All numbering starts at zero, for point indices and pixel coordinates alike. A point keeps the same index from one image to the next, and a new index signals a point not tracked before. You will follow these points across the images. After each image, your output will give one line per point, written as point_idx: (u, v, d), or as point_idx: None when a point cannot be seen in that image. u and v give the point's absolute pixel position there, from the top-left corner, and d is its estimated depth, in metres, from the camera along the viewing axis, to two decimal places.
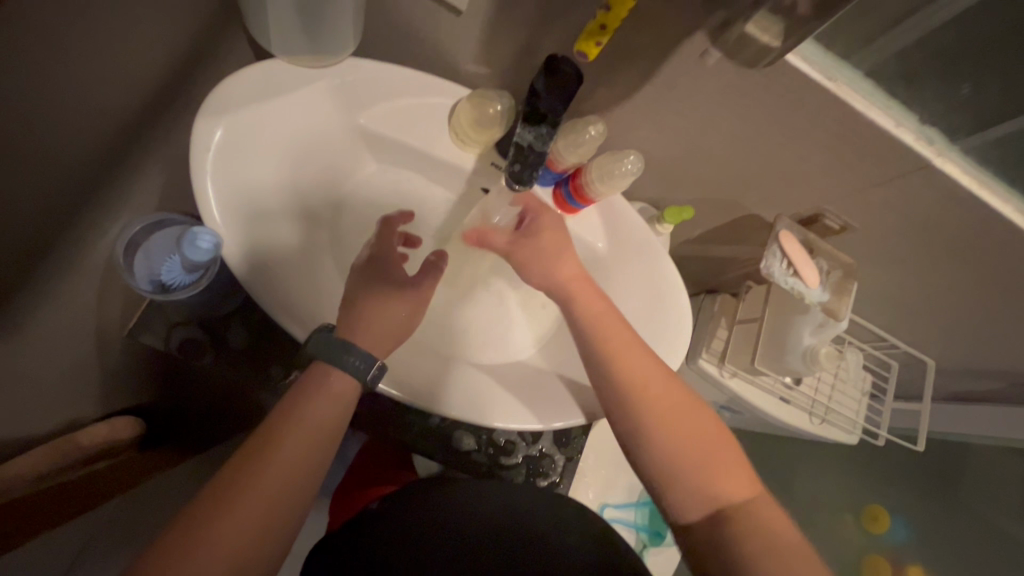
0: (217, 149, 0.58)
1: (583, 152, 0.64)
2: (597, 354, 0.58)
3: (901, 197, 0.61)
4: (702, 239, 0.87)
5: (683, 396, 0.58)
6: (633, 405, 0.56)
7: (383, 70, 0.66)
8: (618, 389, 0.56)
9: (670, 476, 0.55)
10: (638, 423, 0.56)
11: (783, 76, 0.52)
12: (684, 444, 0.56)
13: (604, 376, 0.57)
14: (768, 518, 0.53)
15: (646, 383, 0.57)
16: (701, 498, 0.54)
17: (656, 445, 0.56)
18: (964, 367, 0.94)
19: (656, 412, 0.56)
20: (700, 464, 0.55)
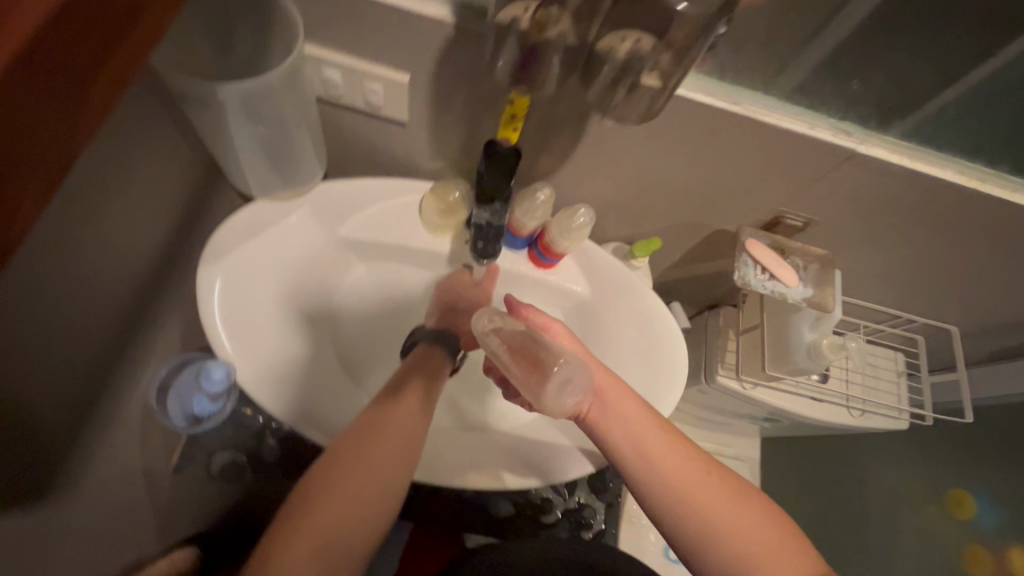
0: (220, 289, 0.66)
1: (539, 216, 0.70)
2: (636, 464, 0.55)
3: (846, 185, 0.64)
4: (684, 261, 0.90)
5: (728, 485, 0.54)
6: (681, 516, 0.53)
7: (353, 186, 0.75)
8: (664, 497, 0.53)
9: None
10: (687, 529, 0.53)
11: (691, 111, 0.57)
12: (743, 539, 0.51)
13: (645, 484, 0.54)
14: None
15: (689, 482, 0.54)
16: None
17: (711, 546, 0.52)
18: (989, 325, 0.91)
19: (704, 515, 0.52)
20: (771, 566, 0.50)
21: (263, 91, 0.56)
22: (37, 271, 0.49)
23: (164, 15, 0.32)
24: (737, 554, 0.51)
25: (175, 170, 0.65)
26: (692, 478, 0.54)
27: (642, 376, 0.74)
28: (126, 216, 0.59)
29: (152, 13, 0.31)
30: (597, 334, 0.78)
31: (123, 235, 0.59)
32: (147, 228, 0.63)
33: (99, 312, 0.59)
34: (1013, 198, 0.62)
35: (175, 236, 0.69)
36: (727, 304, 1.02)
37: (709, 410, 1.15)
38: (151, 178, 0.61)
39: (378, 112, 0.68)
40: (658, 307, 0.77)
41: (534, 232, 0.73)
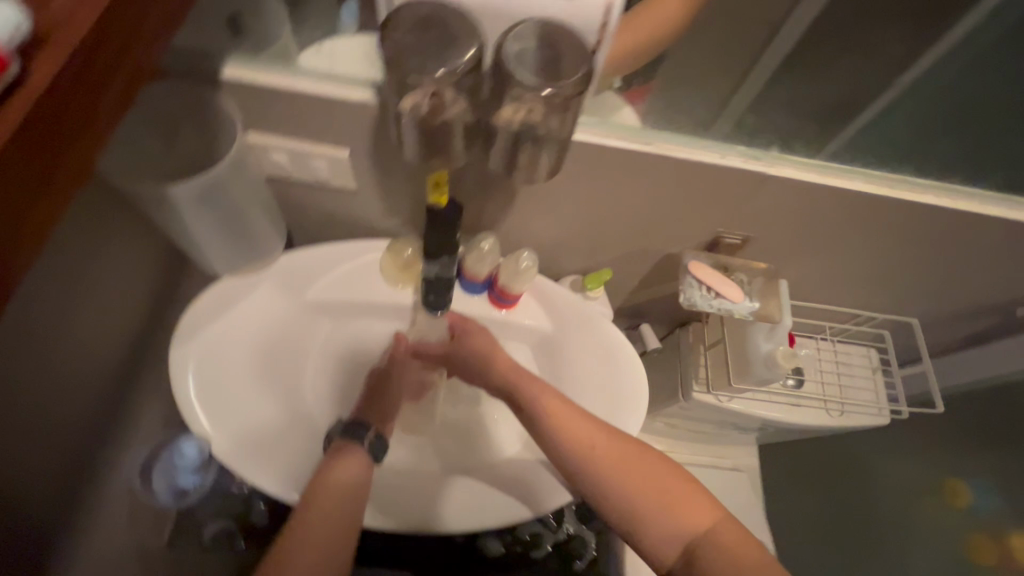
0: (192, 365, 0.69)
1: (488, 265, 0.74)
2: (549, 438, 0.63)
3: (769, 204, 0.68)
4: (643, 285, 0.93)
5: (622, 445, 0.61)
6: (589, 477, 0.61)
7: (312, 254, 0.78)
8: (573, 463, 0.61)
9: (638, 528, 0.59)
10: (588, 482, 0.61)
11: (609, 155, 0.62)
12: (635, 490, 0.60)
13: (549, 444, 0.63)
14: (728, 540, 0.57)
15: (588, 447, 0.61)
16: (668, 538, 0.58)
17: (609, 497, 0.60)
18: (950, 315, 0.93)
19: (602, 474, 0.60)
20: (657, 514, 0.58)
21: (213, 183, 0.61)
22: (10, 378, 0.52)
23: (90, 151, 0.36)
24: (631, 506, 0.59)
25: (141, 259, 0.69)
26: (589, 444, 0.61)
27: (608, 405, 0.76)
28: (96, 311, 0.63)
29: (76, 154, 0.35)
30: (562, 368, 0.81)
31: (94, 329, 0.63)
32: (118, 317, 0.67)
33: (77, 404, 0.62)
34: (926, 199, 0.65)
35: (146, 320, 0.72)
36: (695, 319, 1.04)
37: (696, 425, 1.16)
38: (119, 271, 0.65)
39: (327, 184, 0.72)
40: (616, 337, 0.79)
41: (489, 276, 0.77)
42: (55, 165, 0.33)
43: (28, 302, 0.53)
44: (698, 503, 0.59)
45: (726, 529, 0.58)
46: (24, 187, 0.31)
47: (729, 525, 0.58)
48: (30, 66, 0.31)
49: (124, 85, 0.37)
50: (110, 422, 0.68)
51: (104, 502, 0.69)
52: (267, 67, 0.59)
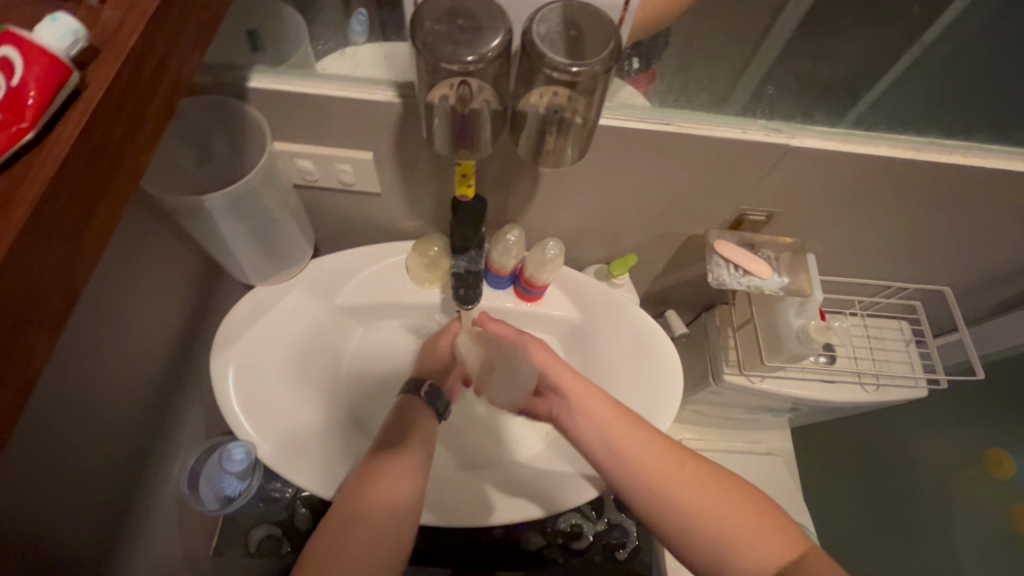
0: (233, 372, 0.71)
1: (515, 256, 0.75)
2: (617, 461, 0.60)
3: (793, 176, 0.67)
4: (667, 270, 0.93)
5: (701, 471, 0.59)
6: (664, 504, 0.57)
7: (339, 260, 0.80)
8: (645, 488, 0.58)
9: (720, 560, 0.54)
10: (665, 511, 0.57)
11: (630, 137, 0.62)
12: (718, 516, 0.55)
13: (620, 469, 0.60)
14: (829, 566, 0.51)
15: (662, 469, 0.58)
16: (760, 570, 0.52)
17: (687, 524, 0.55)
18: (983, 281, 0.91)
19: (680, 500, 0.56)
20: (745, 540, 0.53)
21: (245, 192, 0.62)
22: (70, 387, 0.55)
23: (142, 159, 0.37)
24: (714, 534, 0.54)
25: (178, 272, 0.71)
26: (666, 466, 0.58)
27: (642, 391, 0.76)
28: (140, 323, 0.65)
29: (129, 162, 0.36)
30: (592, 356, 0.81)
31: (139, 341, 0.65)
32: (159, 329, 0.69)
33: (128, 416, 0.64)
34: (953, 160, 0.64)
35: (185, 331, 0.74)
36: (721, 303, 1.03)
37: (727, 410, 1.15)
38: (158, 284, 0.67)
39: (352, 187, 0.74)
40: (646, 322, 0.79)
41: (515, 269, 0.78)
42: (112, 172, 0.34)
43: (78, 316, 0.54)
44: (784, 530, 0.55)
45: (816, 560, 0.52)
46: (84, 195, 0.32)
47: (819, 555, 0.53)
48: (87, 77, 0.32)
49: (169, 94, 0.39)
50: (159, 433, 0.70)
51: (156, 511, 0.70)
52: (292, 76, 0.61)
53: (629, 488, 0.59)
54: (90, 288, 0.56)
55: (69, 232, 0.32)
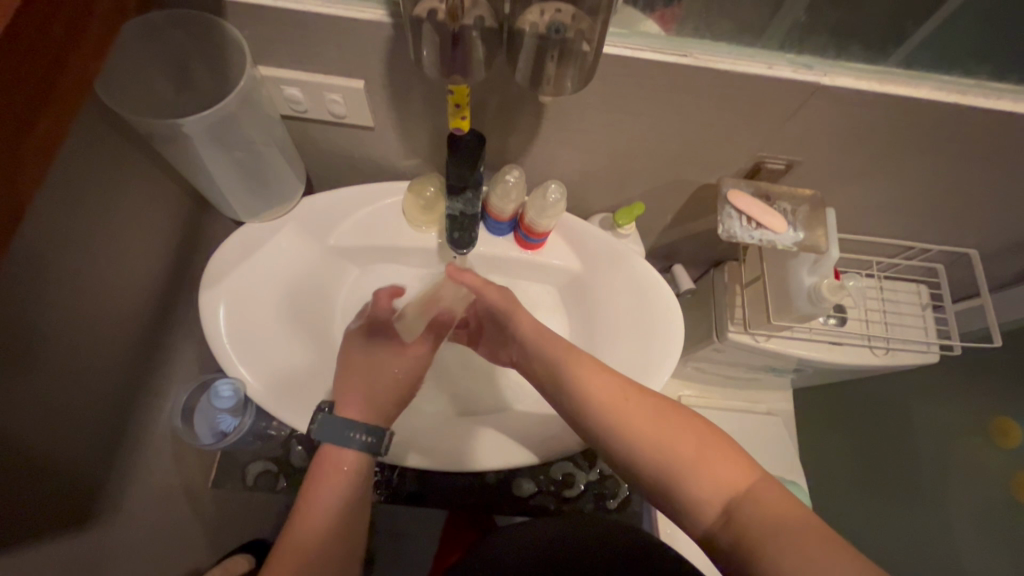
0: (221, 308, 0.69)
1: (514, 200, 0.71)
2: (566, 395, 0.60)
3: (819, 119, 0.62)
4: (676, 222, 0.88)
5: (657, 405, 0.56)
6: (613, 431, 0.56)
7: (333, 197, 0.76)
8: (596, 418, 0.57)
9: (669, 486, 0.52)
10: (616, 441, 0.56)
11: (643, 70, 0.57)
12: (667, 445, 0.53)
13: (576, 403, 0.59)
14: (774, 498, 0.49)
15: (613, 398, 0.57)
16: (703, 499, 0.51)
17: (637, 453, 0.54)
18: (1014, 244, 0.86)
19: (630, 428, 0.55)
20: (692, 467, 0.51)
21: (225, 118, 0.59)
22: (50, 315, 0.53)
23: (89, 66, 0.34)
24: (662, 463, 0.53)
25: (161, 205, 0.69)
26: (619, 397, 0.57)
27: (641, 345, 0.74)
28: (123, 255, 0.63)
29: (72, 67, 0.33)
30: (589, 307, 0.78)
31: (123, 272, 0.63)
32: (145, 262, 0.67)
33: (116, 348, 0.63)
34: (999, 105, 0.58)
35: (174, 266, 0.73)
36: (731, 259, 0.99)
37: (729, 368, 1.14)
38: (142, 214, 0.65)
39: (344, 120, 0.70)
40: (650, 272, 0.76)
41: (515, 214, 0.74)
42: (55, 75, 0.31)
43: (53, 241, 0.53)
44: (738, 457, 0.52)
45: (762, 493, 0.49)
46: (24, 95, 0.29)
47: (768, 484, 0.50)
48: None
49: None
50: (151, 366, 0.70)
51: (151, 442, 0.71)
52: None
53: (590, 421, 0.58)
54: (64, 213, 0.54)
55: (11, 137, 0.29)
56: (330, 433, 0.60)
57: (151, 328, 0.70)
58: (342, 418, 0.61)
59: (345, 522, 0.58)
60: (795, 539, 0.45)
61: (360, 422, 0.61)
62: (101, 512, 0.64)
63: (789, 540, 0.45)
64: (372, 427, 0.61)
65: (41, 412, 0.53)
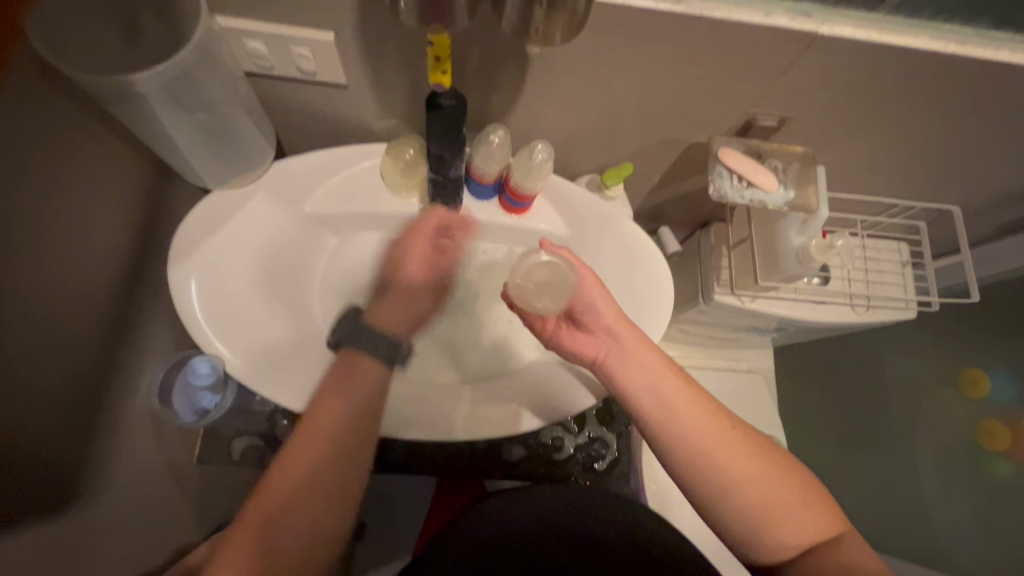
0: (194, 283, 0.65)
1: (499, 161, 0.68)
2: (658, 422, 0.58)
3: (815, 73, 0.60)
4: (664, 183, 0.86)
5: (753, 449, 0.57)
6: (707, 469, 0.56)
7: (306, 162, 0.72)
8: (687, 456, 0.57)
9: (755, 529, 0.55)
10: (709, 481, 0.56)
11: (636, 20, 0.53)
12: (764, 493, 0.55)
13: (664, 436, 0.58)
14: (852, 547, 0.55)
15: (707, 436, 0.57)
16: (785, 543, 0.55)
17: (732, 495, 0.55)
18: (993, 200, 0.86)
19: (729, 471, 0.56)
20: (784, 513, 0.55)
21: (179, 74, 0.53)
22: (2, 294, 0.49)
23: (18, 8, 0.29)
24: (759, 509, 0.55)
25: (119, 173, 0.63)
26: (714, 436, 0.57)
27: (630, 309, 0.73)
28: (79, 228, 0.58)
29: None
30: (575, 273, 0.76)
31: (80, 247, 0.59)
32: (104, 236, 0.62)
33: (81, 329, 0.59)
34: (996, 55, 0.57)
35: (137, 239, 0.68)
36: (717, 220, 0.98)
37: (713, 329, 1.15)
38: (96, 183, 0.60)
39: (314, 78, 0.65)
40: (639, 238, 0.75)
41: (500, 176, 0.71)
42: None
43: (2, 214, 0.47)
44: (824, 506, 0.57)
45: (847, 540, 0.55)
46: None
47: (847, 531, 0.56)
48: None
49: None
50: (121, 347, 0.66)
51: (128, 424, 0.69)
52: None
53: (672, 454, 0.58)
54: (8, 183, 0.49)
55: None
56: (356, 341, 0.60)
57: (118, 305, 0.65)
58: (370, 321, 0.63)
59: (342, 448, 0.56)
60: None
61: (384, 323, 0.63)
62: (82, 499, 0.61)
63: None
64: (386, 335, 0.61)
65: (5, 398, 0.49)
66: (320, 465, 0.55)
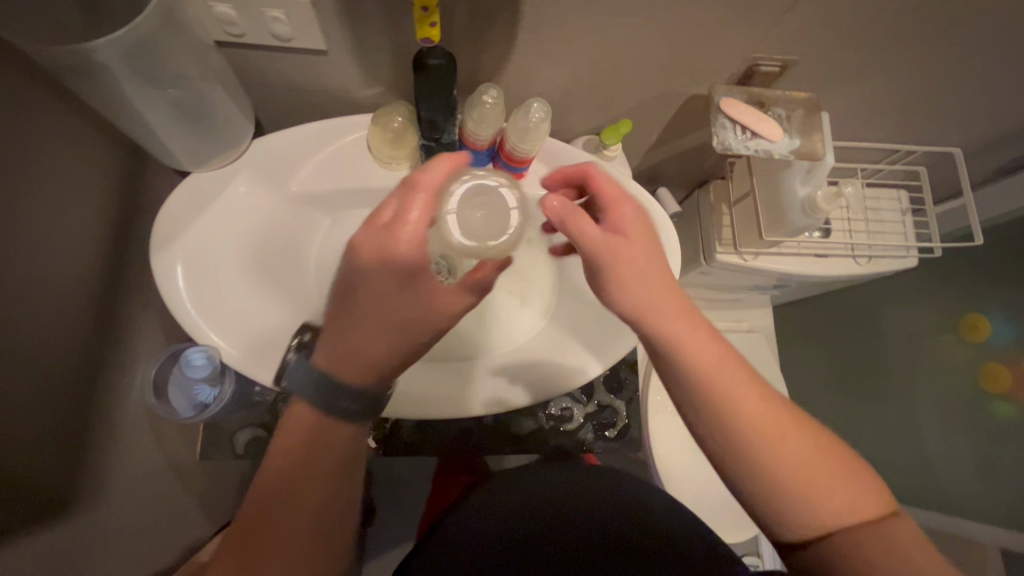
0: (180, 272, 0.62)
1: (493, 124, 0.64)
2: (683, 377, 0.52)
3: (821, 10, 0.57)
4: (662, 140, 0.83)
5: (790, 418, 0.51)
6: (734, 433, 0.50)
7: (290, 136, 0.68)
8: (714, 417, 0.51)
9: (786, 501, 0.49)
10: (737, 446, 0.51)
11: None
12: (796, 467, 0.49)
13: (690, 391, 0.52)
14: (904, 534, 0.48)
15: (739, 395, 0.51)
16: (818, 518, 0.49)
17: (763, 463, 0.50)
18: (995, 139, 0.85)
19: (757, 436, 0.50)
20: (816, 486, 0.49)
21: (142, 40, 0.50)
22: None
23: None
24: (793, 483, 0.49)
25: (87, 158, 0.59)
26: (747, 397, 0.51)
27: None
28: (50, 218, 0.54)
29: None
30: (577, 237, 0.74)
31: (52, 240, 0.55)
32: (80, 227, 0.59)
33: (64, 327, 0.56)
34: None
35: (114, 230, 0.64)
36: (716, 177, 0.96)
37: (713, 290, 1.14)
38: (66, 170, 0.56)
39: (291, 44, 0.61)
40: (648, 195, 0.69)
41: (494, 141, 0.68)
42: None
43: None
44: (867, 485, 0.50)
45: (898, 528, 0.49)
46: None
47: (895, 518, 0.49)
48: None
49: None
50: (109, 343, 0.63)
51: (125, 423, 0.66)
52: None
53: (699, 411, 0.52)
54: None
55: None
56: (303, 382, 0.50)
57: (100, 300, 0.62)
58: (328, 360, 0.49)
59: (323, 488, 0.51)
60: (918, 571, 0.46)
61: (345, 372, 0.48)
62: (82, 502, 0.59)
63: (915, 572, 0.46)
64: (346, 383, 0.48)
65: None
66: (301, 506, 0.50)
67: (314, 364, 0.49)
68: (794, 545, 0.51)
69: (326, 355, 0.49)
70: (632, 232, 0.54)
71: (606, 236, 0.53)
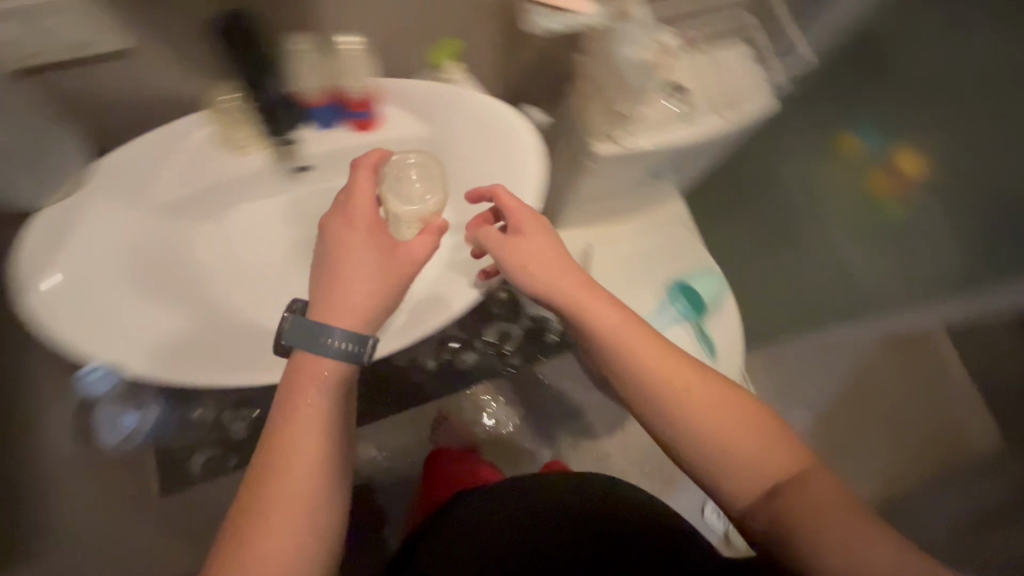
0: (55, 309, 0.61)
1: (319, 75, 0.73)
2: (604, 354, 0.71)
3: None
4: (491, 55, 0.89)
5: (720, 396, 0.67)
6: (620, 368, 0.69)
7: (132, 148, 0.67)
8: (643, 395, 0.68)
9: (703, 447, 0.65)
10: (663, 418, 0.67)
11: None
12: (721, 431, 0.65)
13: (613, 367, 0.70)
14: (817, 481, 0.61)
15: (666, 382, 0.68)
16: (746, 482, 0.63)
17: (677, 417, 0.66)
18: None
19: (665, 396, 0.67)
20: (725, 435, 0.64)
21: None
22: None
23: None
24: (707, 442, 0.65)
25: None
26: (686, 390, 0.67)
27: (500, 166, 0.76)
28: None
29: None
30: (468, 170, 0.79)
31: None
32: None
33: None
34: None
35: None
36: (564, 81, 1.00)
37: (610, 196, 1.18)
38: None
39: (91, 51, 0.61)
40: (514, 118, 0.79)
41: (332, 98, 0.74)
42: None
43: None
44: (784, 443, 0.64)
45: (813, 474, 0.62)
46: None
47: (817, 468, 0.62)
48: None
49: None
50: None
51: None
52: None
53: (616, 366, 0.70)
54: None
55: None
56: (304, 330, 0.63)
57: None
58: (317, 323, 0.64)
59: (314, 484, 0.59)
60: (816, 509, 0.59)
61: (345, 331, 0.63)
62: None
63: (823, 526, 0.58)
64: (338, 332, 0.63)
65: None
66: (313, 475, 0.59)
67: (308, 318, 0.64)
68: (741, 516, 0.64)
69: (321, 309, 0.65)
70: (527, 227, 0.72)
71: (509, 239, 0.72)
